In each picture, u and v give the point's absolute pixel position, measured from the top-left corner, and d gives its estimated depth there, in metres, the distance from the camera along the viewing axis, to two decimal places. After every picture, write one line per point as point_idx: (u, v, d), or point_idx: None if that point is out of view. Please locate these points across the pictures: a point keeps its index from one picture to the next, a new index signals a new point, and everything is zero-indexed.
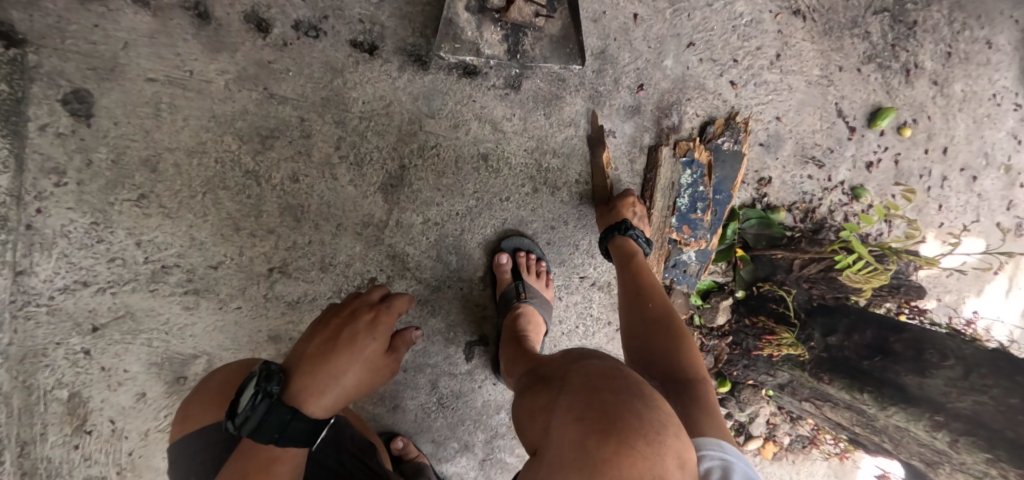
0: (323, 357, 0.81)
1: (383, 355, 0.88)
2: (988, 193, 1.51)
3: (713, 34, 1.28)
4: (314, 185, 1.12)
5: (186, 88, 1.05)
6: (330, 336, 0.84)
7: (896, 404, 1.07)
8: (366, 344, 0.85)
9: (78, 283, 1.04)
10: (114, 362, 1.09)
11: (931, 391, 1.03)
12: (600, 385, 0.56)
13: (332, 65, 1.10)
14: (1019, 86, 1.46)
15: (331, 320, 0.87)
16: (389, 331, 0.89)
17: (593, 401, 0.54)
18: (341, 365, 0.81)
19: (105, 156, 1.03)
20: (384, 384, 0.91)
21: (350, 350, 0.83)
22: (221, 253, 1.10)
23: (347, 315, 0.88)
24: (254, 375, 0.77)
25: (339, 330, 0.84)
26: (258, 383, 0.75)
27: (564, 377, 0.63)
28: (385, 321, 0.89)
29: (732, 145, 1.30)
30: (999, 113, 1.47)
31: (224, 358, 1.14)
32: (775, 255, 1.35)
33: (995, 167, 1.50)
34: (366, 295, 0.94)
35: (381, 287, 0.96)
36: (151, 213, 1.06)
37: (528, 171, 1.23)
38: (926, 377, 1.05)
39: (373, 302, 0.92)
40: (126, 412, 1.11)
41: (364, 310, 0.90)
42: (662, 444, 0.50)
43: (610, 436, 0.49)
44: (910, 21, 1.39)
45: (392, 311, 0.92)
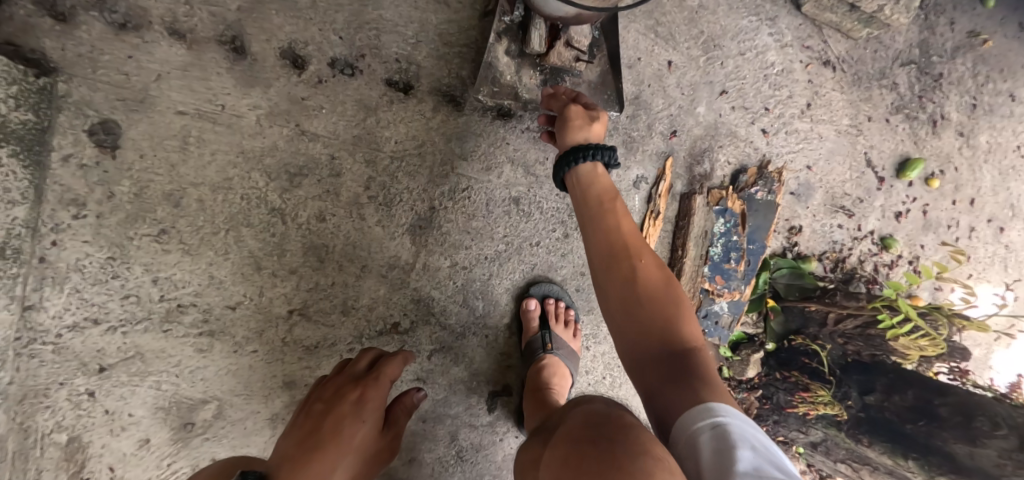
0: (308, 455, 0.81)
1: (371, 433, 0.92)
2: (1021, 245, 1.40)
3: (745, 81, 1.24)
4: (341, 224, 1.08)
5: (216, 122, 1.02)
6: (314, 430, 0.85)
7: (945, 473, 1.02)
8: (354, 430, 0.88)
9: (88, 320, 0.99)
10: (120, 405, 1.02)
11: (983, 462, 0.95)
12: (586, 441, 0.57)
13: (364, 103, 1.08)
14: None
15: (314, 407, 0.89)
16: (376, 409, 0.92)
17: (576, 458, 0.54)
18: (328, 460, 0.83)
19: (128, 189, 0.99)
20: (376, 467, 0.95)
21: (337, 441, 0.85)
22: (240, 293, 1.05)
23: (331, 398, 0.90)
24: None
25: (323, 421, 0.86)
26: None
27: (559, 432, 0.65)
28: (371, 399, 0.91)
29: (765, 195, 1.23)
30: None
31: (235, 404, 1.08)
32: (807, 307, 1.25)
33: None
34: (348, 370, 0.95)
35: (364, 360, 0.97)
36: (171, 249, 1.02)
37: (559, 216, 1.19)
38: (978, 447, 0.97)
39: (357, 378, 0.93)
40: (127, 460, 1.04)
41: (349, 388, 0.91)
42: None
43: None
44: (936, 73, 1.31)
45: (380, 380, 0.93)
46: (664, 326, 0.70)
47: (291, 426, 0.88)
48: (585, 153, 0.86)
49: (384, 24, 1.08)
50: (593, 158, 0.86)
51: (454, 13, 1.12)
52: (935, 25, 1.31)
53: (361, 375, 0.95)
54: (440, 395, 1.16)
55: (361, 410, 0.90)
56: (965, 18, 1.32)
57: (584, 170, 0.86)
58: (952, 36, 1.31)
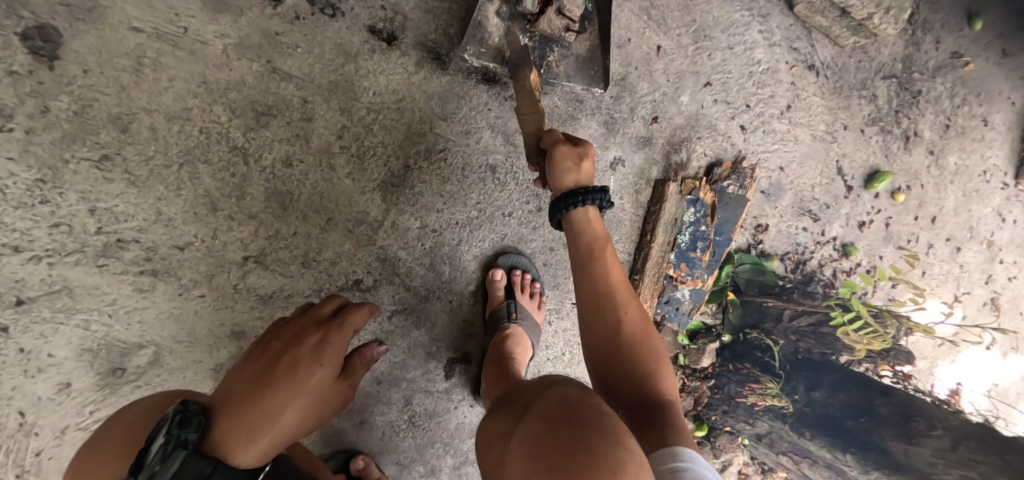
0: (253, 395, 0.69)
1: (329, 380, 0.81)
2: (971, 265, 1.50)
3: (731, 75, 1.27)
4: (309, 173, 1.03)
5: (177, 45, 0.94)
6: (267, 367, 0.75)
7: (880, 469, 1.06)
8: (311, 373, 0.77)
9: (6, 247, 0.89)
10: (39, 343, 0.94)
11: (917, 460, 1.00)
12: (556, 418, 0.51)
13: (343, 48, 1.02)
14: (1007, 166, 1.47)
15: (270, 346, 0.78)
16: (336, 356, 0.81)
17: (550, 434, 0.48)
18: (280, 400, 0.71)
19: (66, 106, 0.90)
20: (330, 415, 0.85)
21: (292, 380, 0.74)
22: (191, 233, 0.98)
23: (288, 340, 0.79)
24: (166, 418, 0.61)
25: (276, 359, 0.75)
26: (171, 431, 0.59)
27: (532, 406, 0.57)
28: (333, 344, 0.81)
29: (736, 189, 1.26)
30: (988, 189, 1.47)
31: (175, 352, 1.01)
32: (766, 302, 1.30)
33: (979, 240, 1.50)
34: (313, 313, 0.85)
35: (329, 305, 0.88)
36: (114, 179, 0.93)
37: (534, 189, 1.17)
38: (912, 445, 1.01)
39: (320, 323, 0.83)
40: (42, 405, 0.96)
41: (309, 330, 0.81)
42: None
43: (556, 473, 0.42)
44: (915, 90, 1.38)
45: (344, 327, 0.84)
46: (641, 375, 0.71)
47: (237, 363, 0.76)
48: (589, 195, 0.81)
49: None
50: (586, 203, 0.81)
51: None
52: (920, 42, 1.37)
53: (324, 319, 0.85)
54: (397, 358, 1.13)
55: (321, 353, 0.79)
56: (951, 39, 1.38)
57: (577, 216, 0.81)
58: (936, 54, 1.38)
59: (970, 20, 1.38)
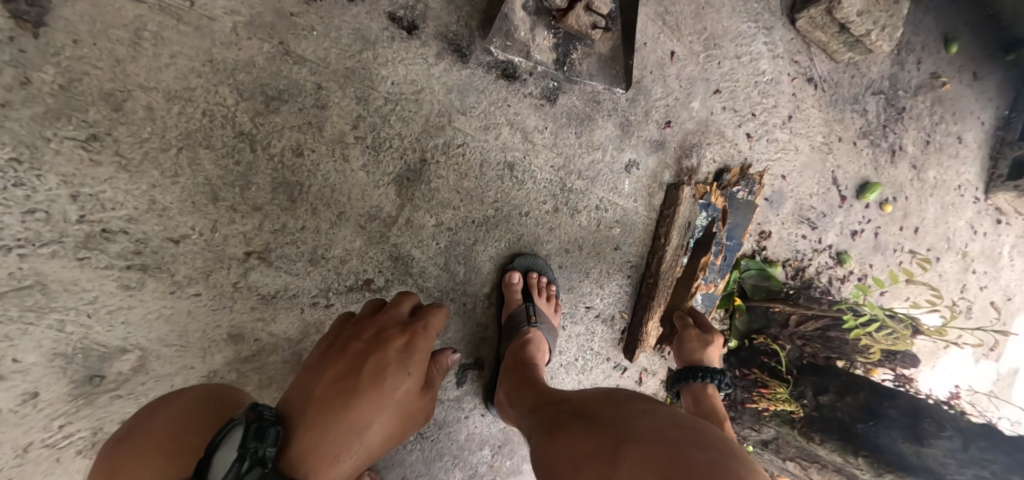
0: (338, 404, 0.67)
1: (411, 388, 0.80)
2: (946, 275, 1.58)
3: (738, 84, 1.29)
4: (321, 163, 0.96)
5: (181, 20, 0.85)
6: (350, 371, 0.72)
7: (893, 471, 1.04)
8: (397, 381, 0.76)
9: None
10: (2, 347, 0.82)
11: (932, 462, 1.03)
12: (678, 445, 0.52)
13: (363, 34, 0.96)
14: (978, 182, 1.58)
15: (350, 346, 0.76)
16: (420, 363, 0.81)
17: (681, 462, 0.49)
18: (366, 410, 0.70)
19: (51, 78, 0.79)
20: (410, 428, 0.83)
21: (378, 390, 0.73)
22: (187, 225, 0.89)
23: (370, 342, 0.77)
24: (235, 424, 0.54)
25: (361, 365, 0.73)
26: (246, 445, 0.52)
27: (630, 427, 0.57)
28: (419, 350, 0.81)
29: (745, 195, 1.29)
30: (961, 202, 1.57)
31: (162, 356, 0.91)
32: (773, 308, 1.28)
33: (954, 251, 1.59)
34: (391, 312, 0.83)
35: (406, 304, 0.86)
36: (101, 162, 0.83)
37: (551, 189, 1.15)
38: (925, 446, 1.04)
39: (403, 324, 0.81)
40: (2, 419, 0.83)
41: (393, 332, 0.79)
42: None
43: None
44: (900, 107, 1.46)
45: (428, 332, 0.83)
46: None
47: (312, 362, 0.73)
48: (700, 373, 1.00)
49: None
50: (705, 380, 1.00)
51: None
52: (906, 62, 1.44)
53: (404, 321, 0.83)
54: None
55: (406, 359, 0.79)
56: (931, 59, 1.46)
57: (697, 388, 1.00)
58: (917, 74, 1.46)
59: (947, 43, 1.46)
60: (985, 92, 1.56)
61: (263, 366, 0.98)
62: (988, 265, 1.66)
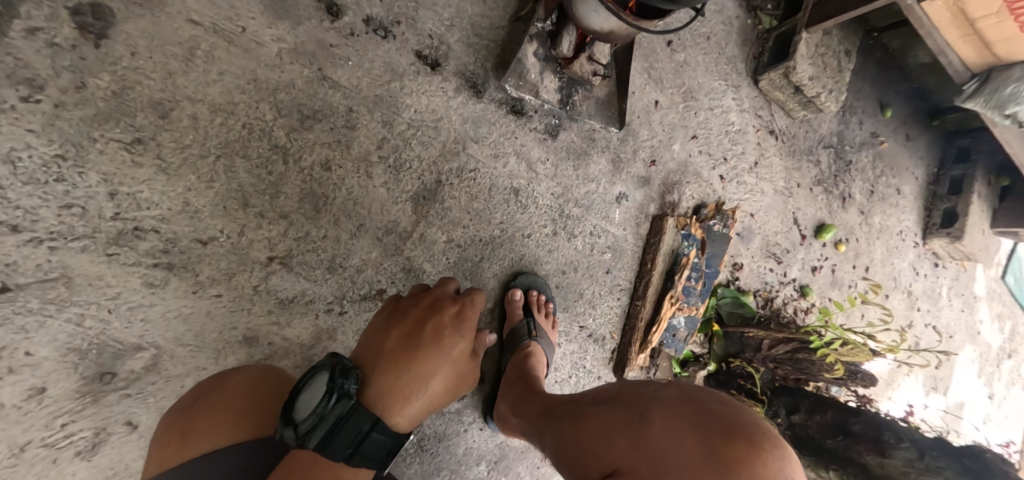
0: (403, 358, 0.77)
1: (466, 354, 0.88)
2: (897, 310, 1.80)
3: (711, 132, 1.46)
4: (346, 178, 1.04)
5: (232, 42, 0.94)
6: (412, 332, 0.81)
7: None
8: (453, 342, 0.84)
9: (4, 226, 0.80)
10: (17, 339, 0.83)
11: (891, 470, 1.10)
12: (694, 401, 0.55)
13: (394, 67, 1.07)
14: (917, 229, 1.85)
15: (409, 313, 0.84)
16: (472, 330, 0.88)
17: (700, 412, 0.52)
18: (428, 366, 0.79)
19: (106, 85, 0.85)
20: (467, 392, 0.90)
21: (437, 349, 0.81)
22: (217, 228, 0.94)
23: (427, 308, 0.86)
24: (322, 367, 0.69)
25: (421, 326, 0.82)
26: (333, 379, 0.67)
27: (649, 395, 0.60)
28: (469, 317, 0.88)
29: (721, 228, 1.41)
30: (903, 245, 1.81)
31: (176, 355, 0.94)
32: (747, 333, 1.40)
33: (902, 290, 1.82)
34: (440, 289, 0.92)
35: (452, 284, 0.95)
36: (142, 164, 0.88)
37: (550, 213, 1.25)
38: (886, 458, 1.13)
39: (452, 297, 0.90)
40: (4, 414, 0.82)
41: (446, 303, 0.88)
42: (778, 450, 0.47)
43: (732, 440, 0.47)
44: (847, 160, 1.68)
45: (474, 305, 0.91)
46: None
47: (378, 324, 0.83)
48: None
49: None
50: None
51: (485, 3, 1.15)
52: (850, 122, 1.67)
53: (453, 295, 0.92)
54: None
55: (459, 324, 0.86)
56: (871, 121, 1.71)
57: None
58: (861, 132, 1.70)
59: (883, 108, 1.72)
60: (917, 152, 1.83)
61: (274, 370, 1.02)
62: (931, 303, 1.90)
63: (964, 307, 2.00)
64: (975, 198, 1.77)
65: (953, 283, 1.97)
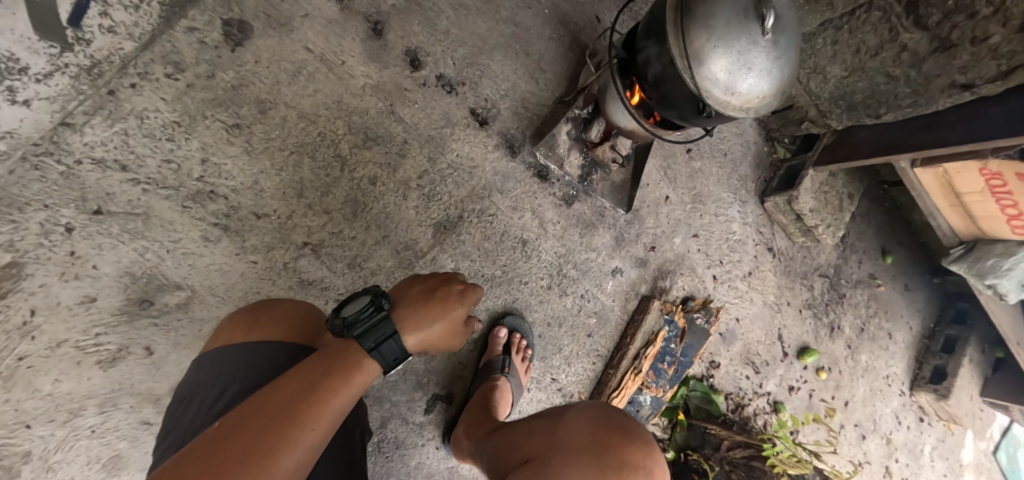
0: (421, 301, 0.81)
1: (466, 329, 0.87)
2: (873, 455, 1.79)
3: (712, 235, 1.60)
4: (386, 194, 1.23)
5: (331, 70, 1.18)
6: (433, 288, 0.84)
7: None
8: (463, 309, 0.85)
9: (117, 163, 1.02)
10: (91, 252, 1.01)
11: None
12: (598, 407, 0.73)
13: (448, 117, 1.29)
14: (906, 378, 1.87)
15: (431, 277, 0.87)
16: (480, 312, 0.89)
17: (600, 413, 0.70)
18: (435, 317, 0.81)
19: (228, 79, 1.09)
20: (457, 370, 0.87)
21: (447, 307, 0.83)
22: (272, 207, 1.13)
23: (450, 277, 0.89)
24: (368, 290, 0.79)
25: (440, 285, 0.85)
26: (374, 297, 0.77)
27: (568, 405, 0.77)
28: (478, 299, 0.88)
29: (703, 322, 1.52)
30: (889, 390, 1.83)
31: (204, 302, 1.10)
32: (710, 429, 1.50)
33: (880, 435, 1.80)
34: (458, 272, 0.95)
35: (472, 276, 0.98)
36: (234, 143, 1.10)
37: (549, 269, 1.40)
38: None
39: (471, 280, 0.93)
40: (56, 311, 0.99)
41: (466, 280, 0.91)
42: (647, 442, 0.66)
43: (616, 430, 0.65)
44: (841, 293, 1.77)
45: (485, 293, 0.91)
46: None
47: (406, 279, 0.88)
48: None
49: (491, 67, 1.33)
50: None
51: (536, 84, 1.38)
52: (849, 260, 1.79)
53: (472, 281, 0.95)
54: (391, 377, 1.23)
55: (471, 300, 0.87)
56: (870, 263, 1.81)
57: None
58: (858, 271, 1.80)
59: (883, 254, 1.83)
60: (915, 303, 1.90)
61: None
62: (913, 459, 1.87)
63: (949, 473, 1.95)
64: (966, 361, 1.80)
65: (936, 444, 1.92)
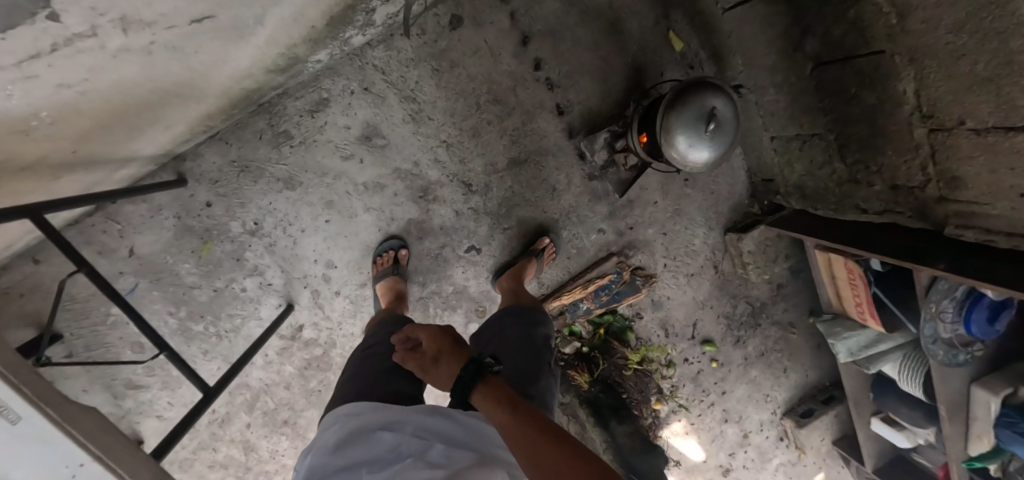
0: None
1: None
2: (728, 434, 2.96)
3: (677, 238, 2.60)
4: (493, 133, 2.25)
5: (493, 56, 2.17)
6: None
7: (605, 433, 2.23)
8: None
9: (381, 70, 2.09)
10: (355, 107, 2.11)
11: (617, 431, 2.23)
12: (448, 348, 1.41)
13: (542, 103, 2.28)
14: (779, 402, 2.97)
15: None
16: None
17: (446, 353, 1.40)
18: None
19: (442, 46, 2.11)
20: None
21: None
22: (436, 117, 2.18)
23: None
24: None
25: None
26: None
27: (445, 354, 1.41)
28: None
29: (639, 284, 2.56)
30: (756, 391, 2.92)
31: (389, 150, 2.18)
32: (614, 345, 2.63)
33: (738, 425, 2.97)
34: None
35: None
36: (432, 78, 2.14)
37: (561, 211, 2.42)
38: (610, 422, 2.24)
39: None
40: (333, 128, 2.12)
41: None
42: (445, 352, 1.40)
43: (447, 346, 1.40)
44: (755, 321, 2.82)
45: None
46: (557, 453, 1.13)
47: None
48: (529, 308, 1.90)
49: (576, 85, 2.29)
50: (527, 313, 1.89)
51: (601, 104, 2.33)
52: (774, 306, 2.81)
53: None
54: (456, 228, 2.32)
55: None
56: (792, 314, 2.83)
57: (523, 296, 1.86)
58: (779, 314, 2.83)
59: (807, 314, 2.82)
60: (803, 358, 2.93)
61: (415, 182, 2.23)
62: (757, 453, 3.03)
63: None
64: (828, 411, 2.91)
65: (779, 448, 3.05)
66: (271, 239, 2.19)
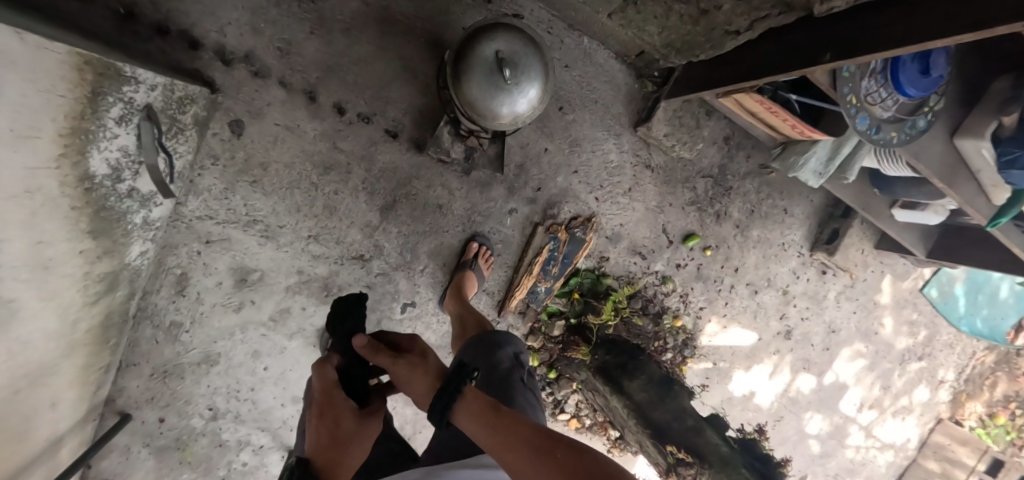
0: None
1: None
2: (767, 302, 2.74)
3: (592, 168, 2.34)
4: (346, 198, 2.11)
5: (293, 132, 2.00)
6: None
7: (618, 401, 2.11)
8: None
9: (206, 216, 1.98)
10: (211, 261, 2.04)
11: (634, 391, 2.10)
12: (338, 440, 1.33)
13: (371, 140, 2.08)
14: (802, 243, 2.67)
15: None
16: None
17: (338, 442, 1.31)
18: None
19: (241, 157, 1.96)
20: None
21: None
22: (286, 220, 2.07)
23: None
24: None
25: None
26: None
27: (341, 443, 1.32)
28: None
29: (581, 234, 2.35)
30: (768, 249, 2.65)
31: (268, 275, 2.12)
32: (596, 302, 2.47)
33: (772, 288, 2.72)
34: None
35: None
36: (256, 190, 2.01)
37: (462, 220, 2.25)
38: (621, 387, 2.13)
39: None
40: (208, 290, 2.07)
41: None
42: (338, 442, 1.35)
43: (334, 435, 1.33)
44: (727, 187, 2.50)
45: None
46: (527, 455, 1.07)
47: None
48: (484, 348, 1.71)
49: (389, 101, 2.06)
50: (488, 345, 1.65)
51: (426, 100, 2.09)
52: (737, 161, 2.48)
53: None
54: (377, 297, 2.26)
55: None
56: (759, 156, 2.49)
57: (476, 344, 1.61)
58: (746, 165, 2.49)
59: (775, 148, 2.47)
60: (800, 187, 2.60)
61: (311, 285, 2.17)
62: (809, 301, 2.79)
63: (854, 309, 2.87)
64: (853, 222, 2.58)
65: (827, 284, 2.78)
66: (233, 407, 2.24)
